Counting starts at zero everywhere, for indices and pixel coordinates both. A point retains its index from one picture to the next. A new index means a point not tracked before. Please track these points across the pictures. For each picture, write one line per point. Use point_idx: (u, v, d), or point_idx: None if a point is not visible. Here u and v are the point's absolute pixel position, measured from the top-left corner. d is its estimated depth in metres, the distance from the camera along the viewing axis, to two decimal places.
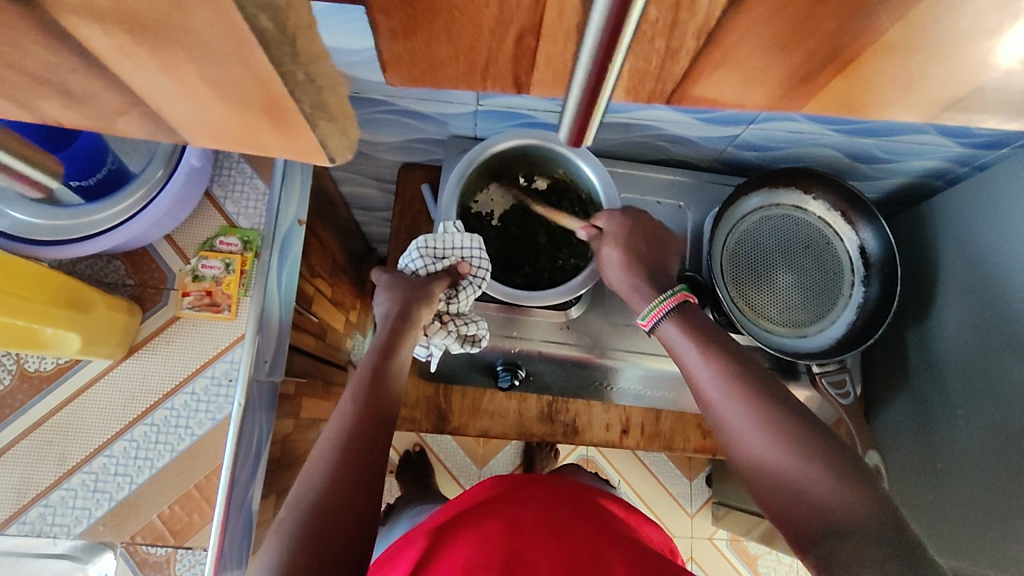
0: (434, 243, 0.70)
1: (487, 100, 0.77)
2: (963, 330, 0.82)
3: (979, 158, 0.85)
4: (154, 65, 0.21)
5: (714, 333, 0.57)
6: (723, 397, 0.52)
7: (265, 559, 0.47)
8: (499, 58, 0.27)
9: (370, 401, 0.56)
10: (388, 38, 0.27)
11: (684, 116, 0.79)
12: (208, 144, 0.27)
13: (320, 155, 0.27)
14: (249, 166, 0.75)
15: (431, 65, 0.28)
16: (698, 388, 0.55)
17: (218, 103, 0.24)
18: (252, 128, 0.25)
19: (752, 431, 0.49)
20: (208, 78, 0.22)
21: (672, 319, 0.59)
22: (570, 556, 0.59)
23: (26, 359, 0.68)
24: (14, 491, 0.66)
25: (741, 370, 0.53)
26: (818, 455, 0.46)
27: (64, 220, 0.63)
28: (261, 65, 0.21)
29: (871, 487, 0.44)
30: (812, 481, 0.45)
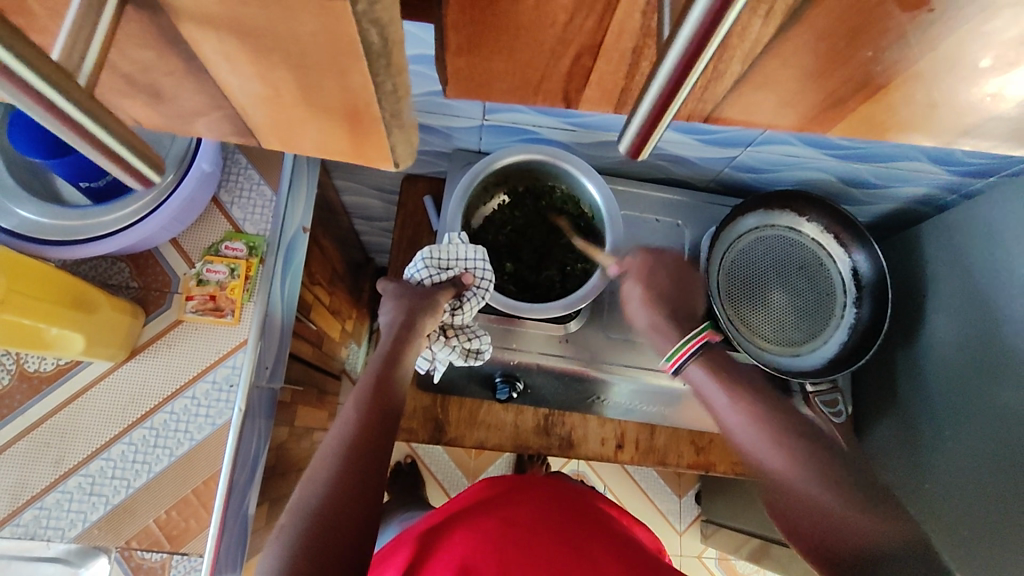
0: (438, 254, 0.70)
1: (493, 115, 0.78)
2: (951, 350, 0.84)
3: (967, 186, 0.88)
4: (254, 70, 0.25)
5: (743, 376, 0.57)
6: (758, 444, 0.52)
7: (268, 563, 0.48)
8: (550, 75, 0.32)
9: (374, 408, 0.56)
10: (453, 52, 0.30)
11: (686, 137, 0.81)
12: (274, 143, 0.32)
13: (388, 159, 0.32)
14: (257, 173, 0.76)
15: (486, 79, 0.33)
16: (731, 433, 0.55)
17: (302, 108, 0.28)
18: (327, 135, 0.30)
19: (792, 474, 0.50)
20: (301, 85, 0.26)
21: (699, 361, 0.59)
22: (568, 557, 0.60)
23: (26, 359, 0.67)
24: (9, 493, 0.65)
25: (773, 413, 0.53)
26: (857, 500, 0.47)
27: (71, 220, 0.63)
28: (360, 78, 0.24)
29: (906, 526, 0.46)
30: (852, 524, 0.46)
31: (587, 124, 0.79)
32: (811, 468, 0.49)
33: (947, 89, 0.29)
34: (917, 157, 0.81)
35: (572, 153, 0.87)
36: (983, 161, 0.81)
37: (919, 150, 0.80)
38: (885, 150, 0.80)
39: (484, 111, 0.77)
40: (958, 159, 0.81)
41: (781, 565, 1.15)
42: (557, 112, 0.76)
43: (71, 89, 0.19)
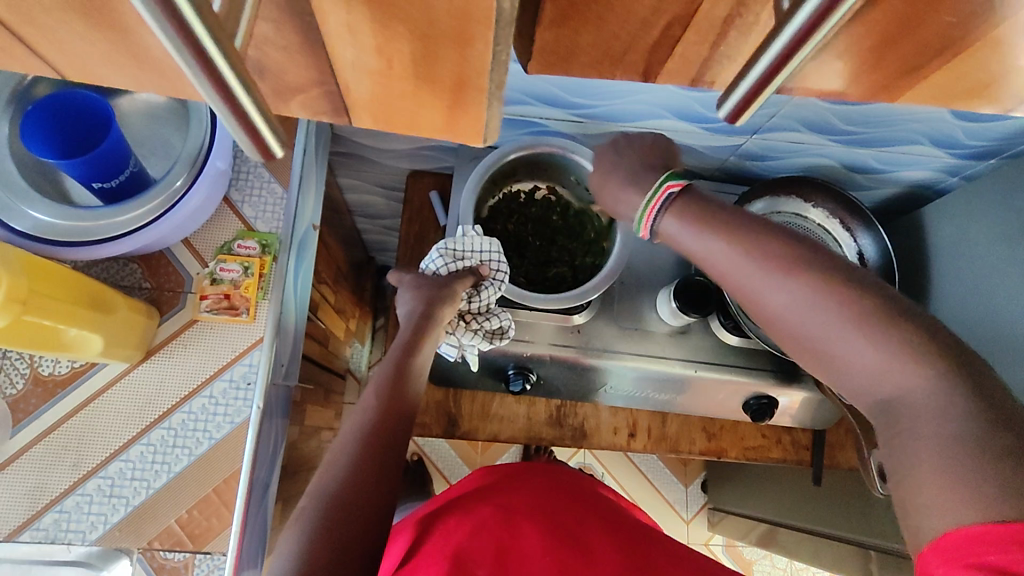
0: (454, 245, 0.71)
1: (502, 108, 0.79)
2: (955, 330, 0.86)
3: (968, 168, 0.89)
4: (373, 44, 0.27)
5: (722, 208, 0.51)
6: (761, 280, 0.47)
7: (284, 548, 0.47)
8: (637, 46, 0.30)
9: (393, 398, 0.57)
10: (542, 26, 0.29)
11: (690, 125, 0.82)
12: (370, 124, 0.34)
13: (477, 132, 0.33)
14: (267, 170, 0.75)
15: (569, 53, 0.31)
16: (726, 278, 0.50)
17: (404, 82, 0.29)
18: (420, 107, 0.32)
19: (809, 318, 0.45)
20: (412, 59, 0.27)
21: (670, 213, 0.53)
22: (560, 541, 0.61)
23: (40, 362, 0.67)
24: (28, 497, 0.65)
25: (765, 238, 0.48)
26: (874, 326, 0.43)
27: (84, 222, 0.62)
28: (480, 47, 0.26)
29: (938, 344, 0.42)
30: (875, 363, 0.43)
31: (594, 114, 0.80)
32: (829, 307, 0.44)
33: (981, 66, 0.30)
34: (920, 140, 0.82)
35: (580, 145, 0.88)
36: (985, 142, 0.82)
37: (923, 134, 0.81)
38: (888, 133, 0.82)
39: None
40: (961, 141, 0.82)
41: (788, 549, 1.17)
42: (566, 103, 0.77)
43: None
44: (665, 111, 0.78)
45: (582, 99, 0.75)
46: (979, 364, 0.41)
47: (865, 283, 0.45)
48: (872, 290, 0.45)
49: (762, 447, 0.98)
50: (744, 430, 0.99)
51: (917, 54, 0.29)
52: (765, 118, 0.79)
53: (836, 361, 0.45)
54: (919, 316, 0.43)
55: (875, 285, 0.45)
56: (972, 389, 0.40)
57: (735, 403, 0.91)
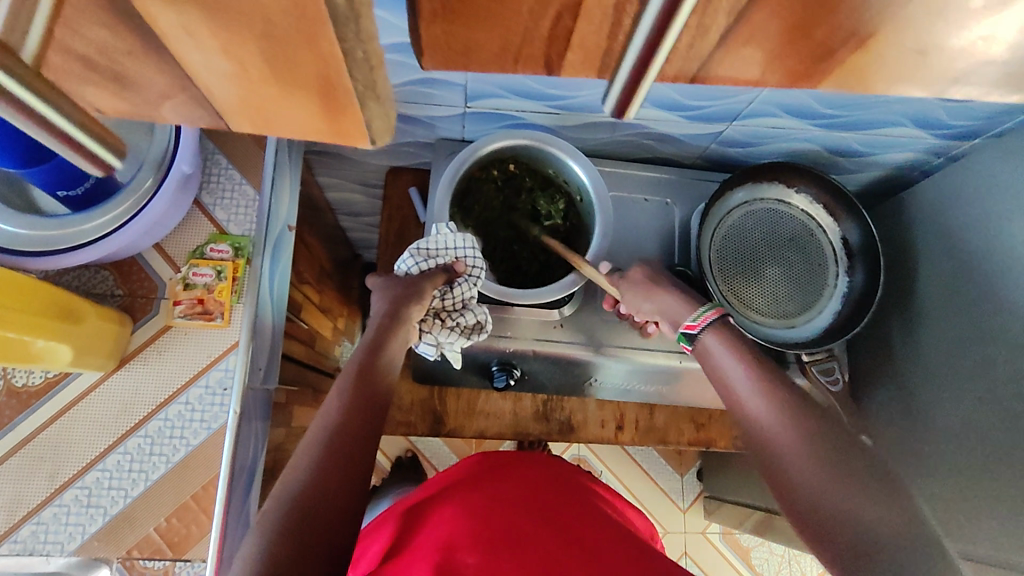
0: (426, 245, 0.71)
1: (475, 102, 0.77)
2: (942, 314, 0.85)
3: (952, 149, 0.88)
4: (214, 43, 0.23)
5: (763, 360, 0.57)
6: (760, 415, 0.53)
7: (244, 555, 0.46)
8: (532, 41, 0.28)
9: (358, 398, 0.56)
10: (426, 21, 0.26)
11: (668, 113, 0.80)
12: (251, 130, 0.29)
13: (362, 135, 0.29)
14: (238, 173, 0.75)
15: (465, 47, 0.28)
16: (733, 398, 0.56)
17: (266, 83, 0.25)
18: (286, 108, 0.27)
19: (787, 435, 0.50)
20: (265, 58, 0.24)
21: (714, 330, 0.60)
22: (548, 527, 0.61)
23: (14, 373, 0.66)
24: (4, 510, 0.64)
25: (796, 407, 0.52)
26: (855, 483, 0.47)
27: (52, 230, 0.61)
28: (330, 45, 0.23)
29: (909, 516, 0.45)
30: (843, 497, 0.46)
31: (570, 105, 0.78)
32: (819, 464, 0.48)
33: (933, 55, 0.29)
34: (901, 122, 0.81)
35: (557, 136, 0.87)
36: (968, 122, 0.81)
37: (904, 116, 0.79)
38: (870, 116, 0.80)
39: (466, 98, 0.76)
40: (943, 122, 0.81)
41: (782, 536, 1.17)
42: (540, 95, 0.76)
43: None
44: (642, 100, 0.77)
45: (557, 90, 0.74)
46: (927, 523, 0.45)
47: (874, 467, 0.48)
48: (862, 463, 0.48)
49: None
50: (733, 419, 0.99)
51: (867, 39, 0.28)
52: (743, 104, 0.78)
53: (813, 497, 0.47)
54: (902, 486, 0.47)
55: (866, 461, 0.48)
56: (928, 537, 0.44)
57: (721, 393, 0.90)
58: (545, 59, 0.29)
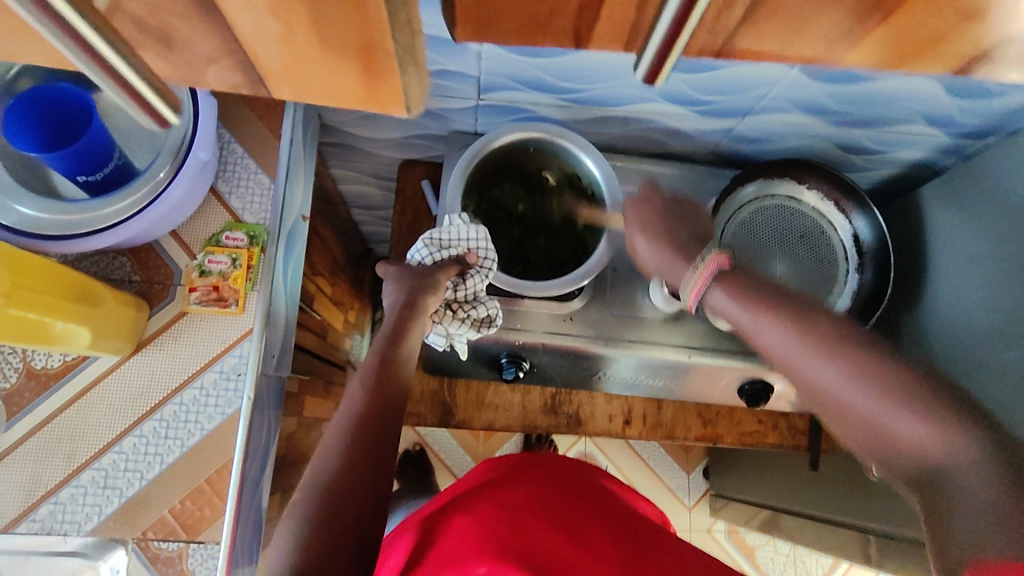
0: (439, 235, 0.71)
1: (489, 94, 0.78)
2: (954, 313, 0.84)
3: (966, 148, 0.88)
4: (266, 6, 0.23)
5: (770, 290, 0.54)
6: (790, 351, 0.50)
7: (281, 544, 0.47)
8: (560, 10, 0.26)
9: (379, 388, 0.56)
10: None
11: (681, 108, 0.81)
12: (290, 95, 0.29)
13: (399, 104, 0.29)
14: (253, 162, 0.75)
15: (492, 17, 0.27)
16: (764, 348, 0.52)
17: (313, 48, 0.25)
18: (329, 74, 0.27)
19: (835, 379, 0.47)
20: (315, 21, 0.24)
21: (719, 286, 0.57)
22: (568, 539, 0.61)
23: (34, 356, 0.67)
24: (23, 490, 0.65)
25: (817, 333, 0.49)
26: (914, 400, 0.44)
27: (71, 215, 0.63)
28: (376, 6, 0.23)
29: (986, 429, 0.42)
30: (905, 429, 0.43)
31: (583, 99, 0.79)
32: (871, 393, 0.45)
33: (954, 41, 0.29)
34: (915, 119, 0.81)
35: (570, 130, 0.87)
36: (983, 120, 0.80)
37: (919, 113, 0.79)
38: (884, 113, 0.80)
39: (480, 90, 0.77)
40: (958, 120, 0.81)
41: (789, 534, 1.17)
42: (554, 88, 0.76)
43: None
44: (655, 95, 0.77)
45: (570, 82, 0.74)
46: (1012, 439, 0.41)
47: (921, 377, 0.44)
48: (924, 374, 0.45)
49: (758, 432, 0.98)
50: (741, 415, 0.99)
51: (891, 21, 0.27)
52: (755, 100, 0.78)
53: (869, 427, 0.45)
54: (966, 404, 0.43)
55: (923, 370, 0.45)
56: (1004, 454, 0.40)
57: (730, 388, 0.90)
58: (574, 34, 0.28)
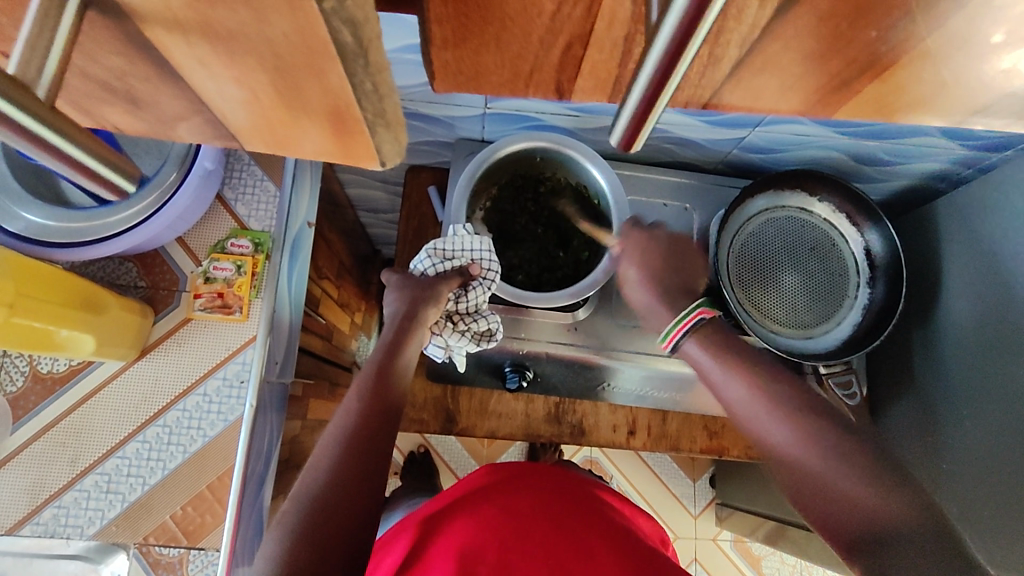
0: (442, 245, 0.71)
1: (495, 103, 0.78)
2: (967, 331, 0.83)
3: (983, 160, 0.86)
4: (227, 73, 0.22)
5: (742, 352, 0.55)
6: (755, 412, 0.51)
7: (264, 556, 0.47)
8: (541, 67, 0.27)
9: (375, 398, 0.56)
10: (438, 47, 0.26)
11: (691, 119, 0.80)
12: (267, 150, 0.29)
13: (373, 159, 0.27)
14: (259, 169, 0.76)
15: (477, 72, 0.28)
16: (731, 407, 0.53)
17: (278, 106, 0.24)
18: (305, 129, 0.26)
19: (793, 444, 0.49)
20: (276, 86, 0.23)
21: (694, 336, 0.57)
22: (567, 546, 0.60)
23: (40, 360, 0.68)
24: (27, 493, 0.66)
25: (771, 394, 0.51)
26: (866, 471, 0.45)
27: (78, 222, 0.63)
28: (338, 79, 0.21)
29: (924, 502, 0.43)
30: (857, 495, 0.44)
31: (591, 108, 0.78)
32: (833, 456, 0.46)
33: (954, 87, 0.28)
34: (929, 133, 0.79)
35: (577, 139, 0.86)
36: (998, 134, 0.79)
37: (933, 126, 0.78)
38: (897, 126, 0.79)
39: (486, 99, 0.76)
40: (975, 133, 0.79)
41: (795, 546, 1.15)
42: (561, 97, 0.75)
43: (31, 104, 0.18)
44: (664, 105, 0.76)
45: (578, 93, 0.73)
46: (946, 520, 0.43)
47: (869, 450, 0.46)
48: (874, 453, 0.46)
49: None
50: None
51: (896, 66, 0.26)
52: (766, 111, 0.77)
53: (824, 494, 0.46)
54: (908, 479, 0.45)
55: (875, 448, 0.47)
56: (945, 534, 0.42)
57: None
58: (556, 86, 0.29)
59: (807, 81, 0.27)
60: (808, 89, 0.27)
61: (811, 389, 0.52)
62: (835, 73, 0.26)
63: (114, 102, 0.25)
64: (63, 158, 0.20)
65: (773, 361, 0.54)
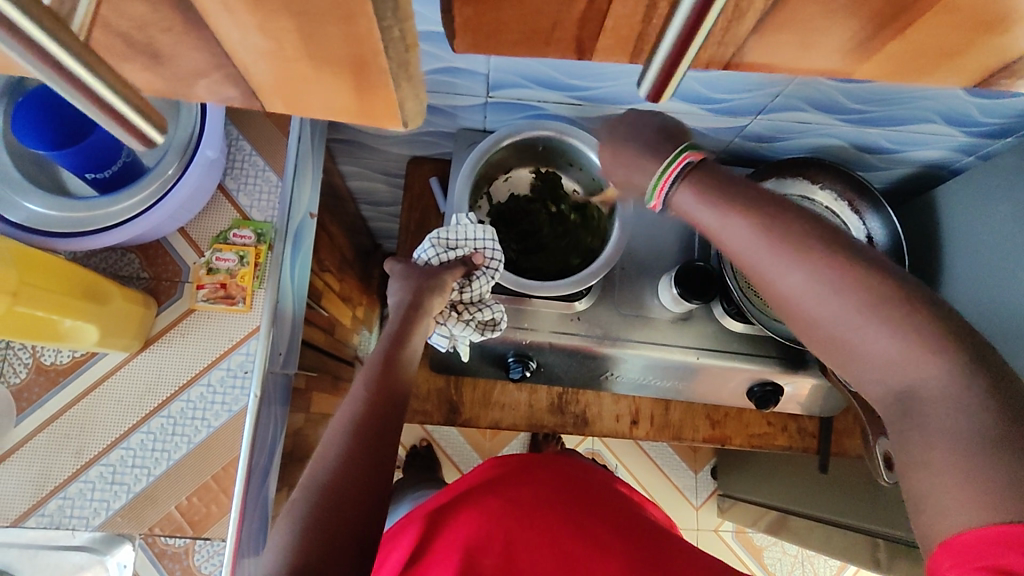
0: (447, 235, 0.71)
1: (498, 92, 0.77)
2: (969, 317, 0.83)
3: (984, 147, 0.86)
4: (253, 20, 0.21)
5: (737, 187, 0.46)
6: (762, 263, 0.44)
7: (275, 544, 0.46)
8: (564, 22, 0.25)
9: (383, 387, 0.56)
10: (456, 2, 0.24)
11: (694, 106, 0.79)
12: (283, 110, 0.27)
13: (394, 120, 0.27)
14: (261, 159, 0.75)
15: (494, 32, 0.26)
16: (735, 254, 0.46)
17: (303, 60, 0.23)
18: (325, 90, 0.25)
19: (811, 300, 0.43)
20: (303, 35, 0.22)
21: (687, 183, 0.47)
22: (574, 536, 0.60)
23: (43, 352, 0.68)
24: (33, 485, 0.66)
25: (776, 227, 0.44)
26: (897, 318, 0.41)
27: (79, 213, 0.63)
28: (367, 23, 0.21)
29: (963, 345, 0.40)
30: (887, 350, 0.41)
31: (593, 96, 0.78)
32: (855, 307, 0.41)
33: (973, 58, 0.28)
34: (933, 119, 0.79)
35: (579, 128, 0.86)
36: (1001, 120, 0.79)
37: (935, 113, 0.78)
38: (900, 112, 0.79)
39: (488, 88, 0.76)
40: (977, 119, 0.79)
41: (797, 535, 1.15)
42: (563, 85, 0.75)
43: (63, 35, 0.19)
44: None
45: (580, 80, 0.73)
46: (990, 357, 0.40)
47: (898, 281, 0.41)
48: (904, 291, 0.41)
49: (768, 435, 0.98)
50: (750, 418, 0.98)
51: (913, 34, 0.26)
52: (768, 98, 0.76)
53: (853, 356, 0.42)
54: (949, 318, 0.41)
55: (903, 285, 0.41)
56: (990, 376, 0.39)
57: (738, 390, 0.89)
58: (577, 46, 0.27)
59: (823, 53, 0.26)
60: (822, 62, 0.27)
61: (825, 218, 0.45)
62: (852, 41, 0.26)
63: None
64: (98, 102, 0.21)
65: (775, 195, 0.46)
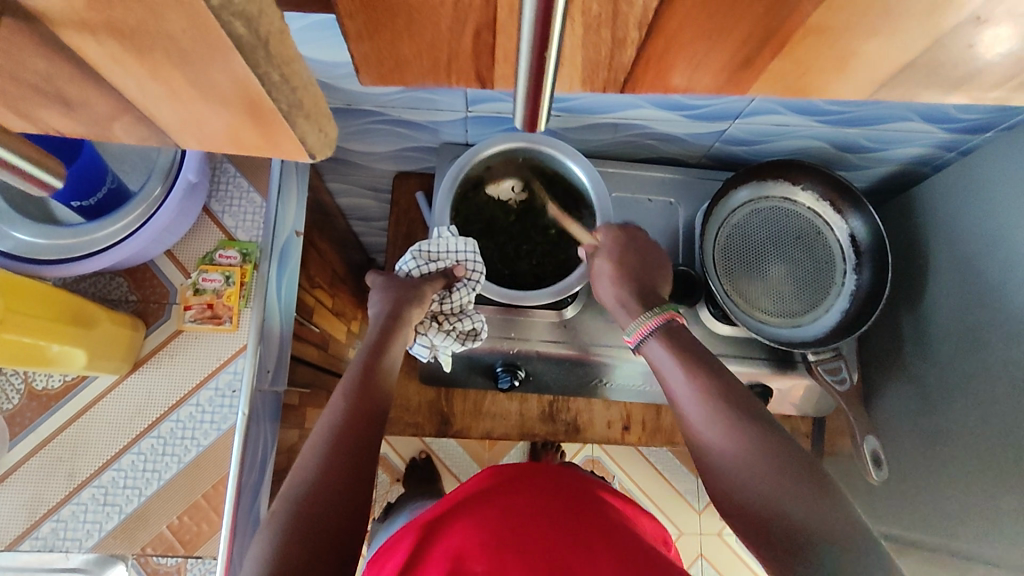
0: (428, 247, 0.72)
1: (476, 106, 0.78)
2: (953, 312, 0.83)
3: (964, 143, 0.86)
4: (142, 70, 0.24)
5: (703, 359, 0.57)
6: (705, 418, 0.53)
7: (253, 554, 0.47)
8: (454, 53, 0.31)
9: (362, 399, 0.56)
10: (355, 40, 0.30)
11: (671, 113, 0.80)
12: (197, 148, 0.31)
13: (304, 153, 0.29)
14: (245, 180, 0.77)
15: (394, 61, 0.32)
16: (680, 407, 0.55)
17: (197, 100, 0.26)
18: (235, 130, 0.28)
19: (731, 447, 0.50)
20: (188, 78, 0.24)
21: (658, 336, 0.60)
22: (562, 543, 0.60)
23: (34, 377, 0.69)
24: (25, 509, 0.67)
25: (739, 417, 0.51)
26: (795, 478, 0.47)
27: (65, 239, 0.64)
28: (238, 66, 0.23)
29: (839, 507, 0.46)
30: (784, 499, 0.46)
31: (572, 107, 0.79)
32: (769, 467, 0.48)
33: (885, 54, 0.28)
34: (909, 117, 0.80)
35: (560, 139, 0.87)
36: (978, 116, 0.79)
37: (912, 110, 0.78)
38: (876, 112, 0.79)
39: (467, 102, 0.77)
40: (953, 116, 0.79)
41: None
42: None
43: None
44: (643, 101, 0.77)
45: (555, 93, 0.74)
46: (858, 523, 0.45)
47: (798, 457, 0.49)
48: (801, 467, 0.48)
49: None
50: None
51: None
52: (744, 103, 0.77)
53: (753, 498, 0.48)
54: (825, 484, 0.47)
55: (808, 461, 0.49)
56: (863, 539, 0.44)
57: None
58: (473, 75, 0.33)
59: None
60: None
61: (773, 419, 0.52)
62: None
63: (52, 103, 0.26)
64: None
65: (721, 365, 0.57)
